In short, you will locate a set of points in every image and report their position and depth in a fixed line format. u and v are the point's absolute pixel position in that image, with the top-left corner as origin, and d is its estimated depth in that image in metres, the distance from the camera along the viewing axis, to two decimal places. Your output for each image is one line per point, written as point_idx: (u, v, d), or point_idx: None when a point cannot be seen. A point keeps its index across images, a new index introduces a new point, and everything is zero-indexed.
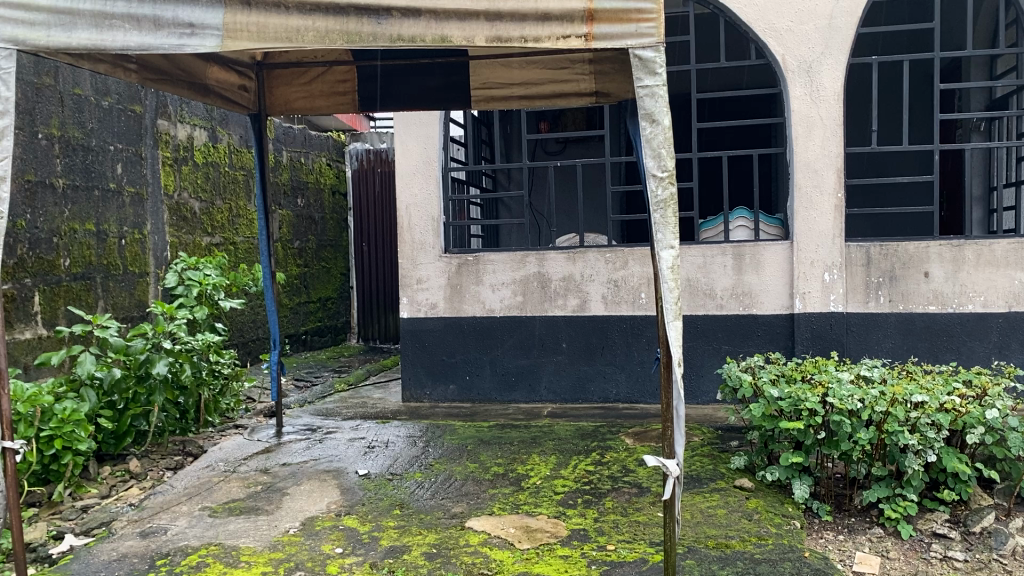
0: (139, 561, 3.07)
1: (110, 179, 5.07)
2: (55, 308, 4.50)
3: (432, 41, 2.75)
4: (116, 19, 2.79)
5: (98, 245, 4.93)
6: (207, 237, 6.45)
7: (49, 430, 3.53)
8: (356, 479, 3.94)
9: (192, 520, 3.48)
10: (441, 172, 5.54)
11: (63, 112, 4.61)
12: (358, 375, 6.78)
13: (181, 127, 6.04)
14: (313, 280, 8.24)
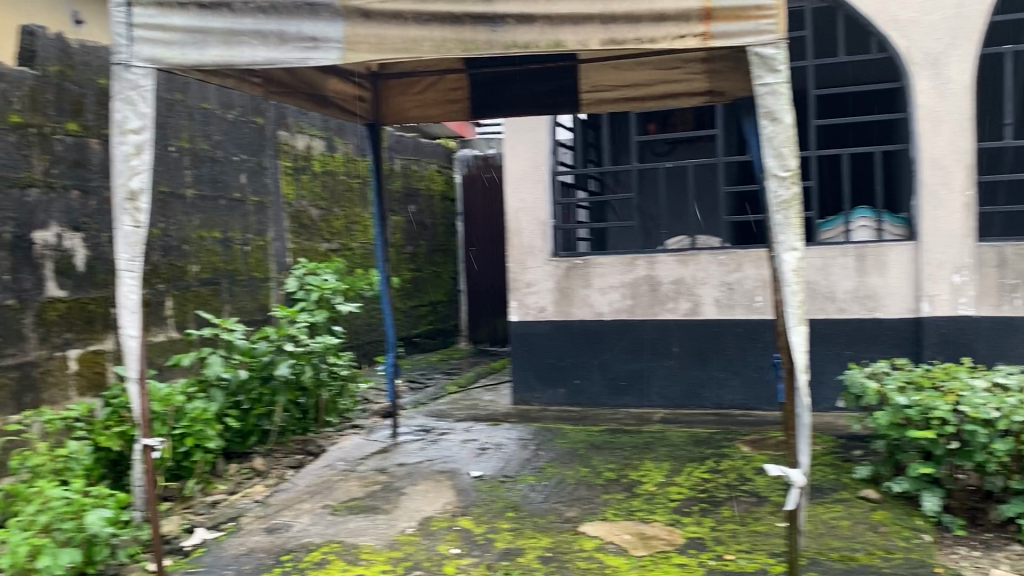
0: (266, 556, 3.20)
1: (235, 188, 5.31)
2: (186, 312, 4.74)
3: (546, 46, 2.77)
4: (245, 35, 2.95)
5: (225, 252, 5.16)
6: (325, 243, 6.66)
7: (182, 428, 3.72)
8: (470, 480, 4.00)
9: (314, 518, 3.60)
10: (551, 176, 5.55)
11: (193, 126, 4.86)
12: (468, 377, 6.87)
13: (300, 138, 6.26)
14: (425, 283, 8.38)
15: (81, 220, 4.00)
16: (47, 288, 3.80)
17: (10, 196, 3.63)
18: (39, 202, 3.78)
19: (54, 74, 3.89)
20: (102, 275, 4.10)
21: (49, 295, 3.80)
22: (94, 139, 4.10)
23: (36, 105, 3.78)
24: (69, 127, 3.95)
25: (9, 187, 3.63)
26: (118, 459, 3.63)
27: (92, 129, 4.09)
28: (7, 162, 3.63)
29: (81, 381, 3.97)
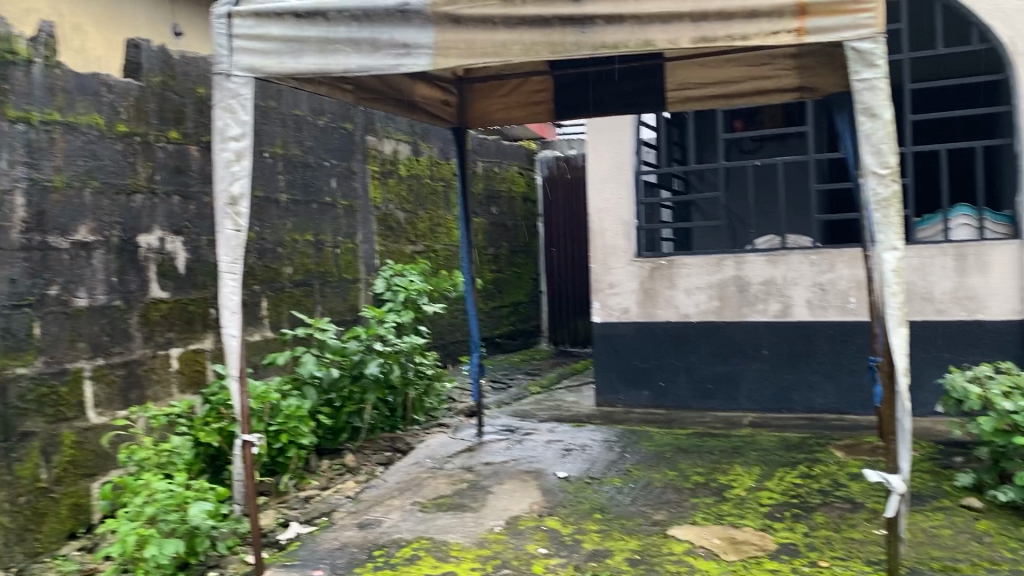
0: (358, 551, 3.28)
1: (326, 193, 5.44)
2: (280, 312, 4.89)
3: (635, 46, 2.76)
4: (339, 44, 3.04)
5: (316, 254, 5.30)
6: (411, 245, 6.77)
7: (277, 425, 3.85)
8: (556, 481, 4.00)
9: (404, 514, 3.67)
10: (634, 176, 5.52)
11: (286, 133, 5.01)
12: (552, 378, 6.87)
13: (387, 142, 6.39)
14: (507, 284, 8.42)
15: (182, 225, 4.16)
16: (152, 289, 3.97)
17: (118, 201, 3.81)
18: (144, 206, 3.95)
19: (157, 84, 4.07)
20: (201, 277, 4.27)
21: (153, 296, 3.98)
22: (194, 146, 4.27)
23: (140, 115, 3.96)
24: (170, 135, 4.12)
25: (116, 193, 3.80)
26: (216, 454, 3.77)
27: (191, 137, 4.25)
28: (115, 169, 3.81)
29: (182, 379, 4.14)
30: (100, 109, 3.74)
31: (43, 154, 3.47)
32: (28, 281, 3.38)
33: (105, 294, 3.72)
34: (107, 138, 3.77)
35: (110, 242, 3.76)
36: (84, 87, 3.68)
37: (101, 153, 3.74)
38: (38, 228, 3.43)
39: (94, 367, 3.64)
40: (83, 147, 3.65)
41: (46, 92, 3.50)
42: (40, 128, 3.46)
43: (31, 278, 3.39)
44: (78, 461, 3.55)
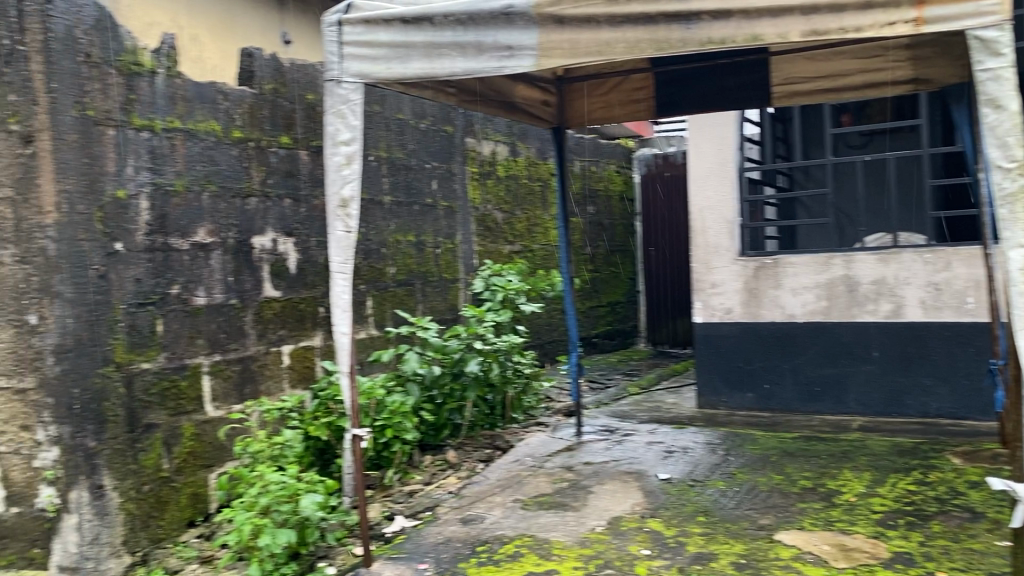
0: (462, 546, 3.33)
1: (427, 195, 5.55)
2: (384, 311, 5.02)
3: (743, 41, 2.71)
4: (444, 48, 3.10)
5: (418, 255, 5.40)
6: (509, 245, 6.82)
7: (383, 420, 3.95)
8: (658, 483, 3.96)
9: (505, 512, 3.70)
10: (737, 173, 5.42)
11: (389, 136, 5.13)
12: (650, 379, 6.81)
13: (486, 144, 6.46)
14: (604, 284, 8.40)
15: (293, 226, 4.32)
16: (265, 288, 4.13)
17: (233, 204, 3.98)
18: (257, 209, 4.11)
19: (269, 91, 4.24)
20: (310, 277, 4.42)
21: (266, 295, 4.13)
22: (304, 150, 4.42)
23: (254, 121, 4.13)
24: (282, 140, 4.28)
25: (232, 197, 3.97)
26: (325, 448, 3.90)
27: (301, 141, 4.41)
28: (230, 173, 3.97)
29: (293, 374, 4.30)
30: (217, 116, 3.92)
31: (165, 160, 3.65)
32: (152, 280, 3.56)
33: (222, 293, 3.90)
34: (224, 144, 3.94)
35: (227, 244, 3.93)
36: (203, 95, 3.86)
37: (218, 158, 3.91)
38: (162, 231, 3.61)
39: (211, 362, 3.82)
40: (202, 153, 3.83)
41: (167, 101, 3.68)
42: (162, 136, 3.64)
43: (154, 278, 3.57)
44: (197, 452, 3.73)
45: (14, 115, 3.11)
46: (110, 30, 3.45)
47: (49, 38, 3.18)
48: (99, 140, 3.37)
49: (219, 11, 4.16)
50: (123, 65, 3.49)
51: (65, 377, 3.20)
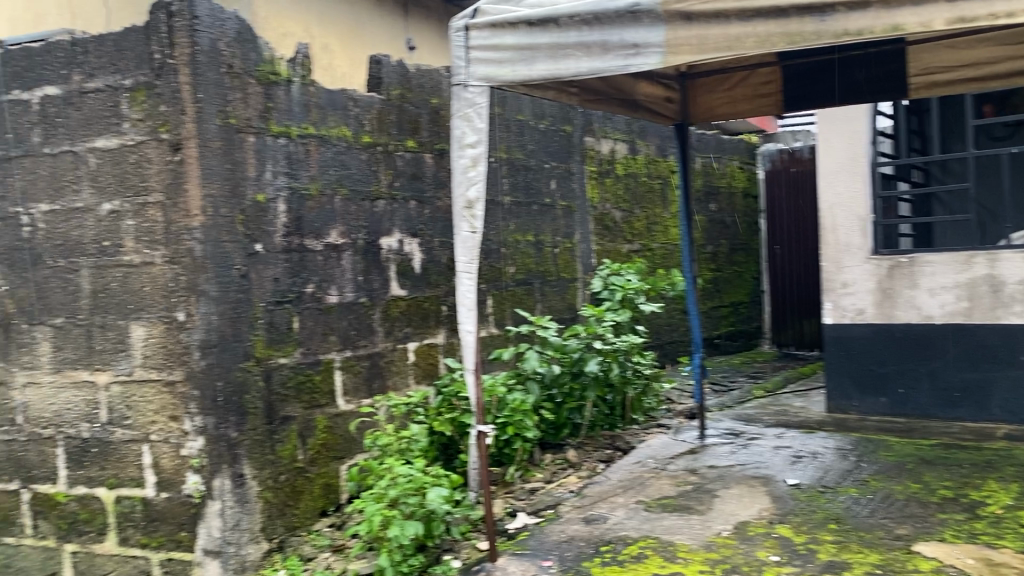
0: (585, 545, 3.35)
1: (546, 195, 5.57)
2: (504, 310, 5.09)
3: (882, 31, 2.63)
4: (570, 48, 3.11)
5: (537, 254, 5.44)
6: (628, 244, 6.77)
7: (504, 417, 4.01)
8: (786, 489, 3.85)
9: (629, 512, 3.68)
10: (870, 168, 5.21)
11: (509, 138, 5.20)
12: (775, 382, 6.62)
13: (605, 142, 6.44)
14: (726, 284, 8.22)
15: (418, 227, 4.43)
16: (392, 287, 4.25)
17: (363, 207, 4.12)
18: (385, 211, 4.24)
19: (396, 96, 4.36)
20: (434, 277, 4.52)
21: (392, 294, 4.26)
22: (428, 153, 4.53)
23: (382, 126, 4.26)
24: (408, 144, 4.40)
25: (362, 199, 4.11)
26: (448, 443, 4.00)
27: (426, 145, 4.51)
28: (360, 177, 4.11)
29: (418, 371, 4.41)
30: (348, 122, 4.06)
31: (301, 165, 3.81)
32: (288, 279, 3.73)
33: (353, 292, 4.04)
34: (354, 149, 4.09)
35: (357, 244, 4.07)
36: (335, 102, 4.01)
37: (349, 162, 4.06)
38: (297, 232, 3.78)
39: (343, 358, 3.97)
40: (334, 158, 3.98)
41: (302, 108, 3.85)
42: (298, 142, 3.80)
43: (291, 277, 3.74)
44: (329, 444, 3.88)
45: (165, 124, 3.44)
46: (250, 42, 3.63)
47: (196, 51, 3.39)
48: (240, 146, 3.55)
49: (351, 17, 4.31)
50: (261, 75, 3.67)
51: (210, 370, 3.42)
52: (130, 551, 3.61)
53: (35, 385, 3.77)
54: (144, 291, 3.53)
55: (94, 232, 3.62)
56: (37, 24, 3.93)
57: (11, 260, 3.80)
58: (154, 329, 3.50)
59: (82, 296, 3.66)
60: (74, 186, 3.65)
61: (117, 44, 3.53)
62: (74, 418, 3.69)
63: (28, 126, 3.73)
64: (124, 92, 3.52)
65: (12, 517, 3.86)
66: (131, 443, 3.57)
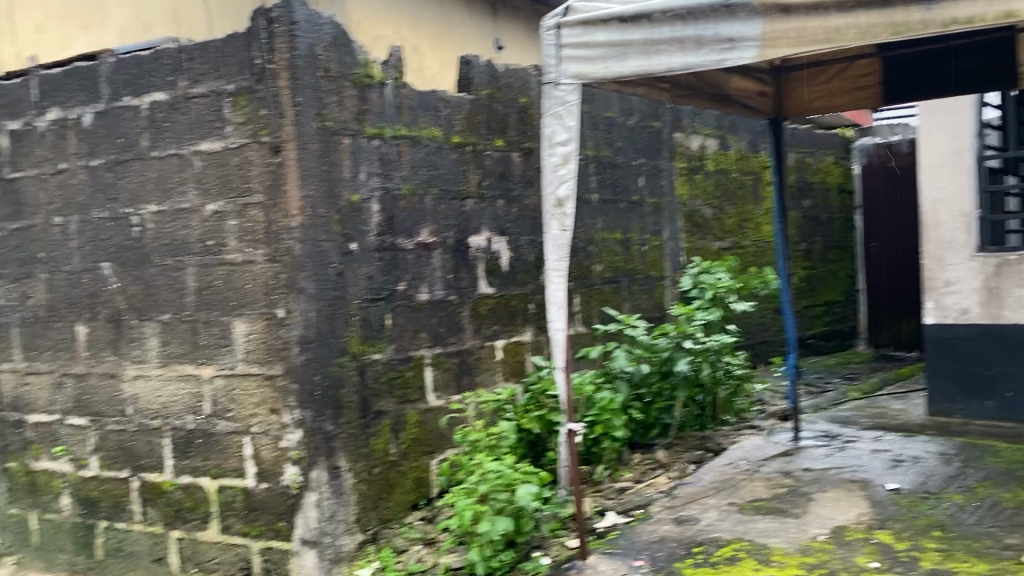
0: (677, 546, 3.33)
1: (634, 192, 5.54)
2: (591, 308, 5.08)
3: (994, 18, 2.58)
4: (663, 44, 3.09)
5: (625, 252, 5.41)
6: (718, 242, 6.66)
7: (592, 416, 4.03)
8: (886, 493, 3.73)
9: (722, 514, 3.64)
10: (975, 162, 4.99)
11: (597, 135, 5.19)
12: (873, 384, 6.39)
13: (694, 138, 6.34)
14: (820, 282, 7.99)
15: (506, 226, 4.46)
16: (480, 285, 4.30)
17: (453, 206, 4.17)
18: (474, 210, 4.29)
19: (485, 96, 4.40)
20: (522, 275, 4.55)
21: (481, 292, 4.30)
22: (517, 152, 4.56)
23: (471, 126, 4.31)
24: (497, 143, 4.43)
25: (452, 199, 4.17)
26: (537, 441, 4.02)
27: (515, 144, 4.54)
28: (450, 177, 4.17)
29: (506, 368, 4.45)
30: (438, 123, 4.12)
31: (393, 166, 3.89)
32: (382, 277, 3.81)
33: (443, 290, 4.10)
34: (444, 149, 4.14)
35: (447, 243, 4.13)
36: (426, 103, 4.08)
37: (439, 162, 4.12)
38: (390, 231, 3.85)
39: (433, 355, 4.03)
40: (425, 158, 4.04)
41: (395, 110, 3.93)
42: (391, 143, 3.88)
43: (384, 275, 3.82)
44: (420, 439, 3.94)
45: (266, 127, 3.56)
46: (346, 46, 3.73)
47: (294, 56, 3.50)
48: (337, 148, 3.64)
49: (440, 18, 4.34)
50: (356, 78, 3.75)
51: (308, 365, 3.52)
52: (231, 538, 3.75)
53: (144, 378, 3.96)
54: (246, 288, 3.66)
55: (198, 232, 3.77)
56: (145, 32, 3.93)
57: (123, 258, 4.00)
58: (255, 325, 3.63)
59: (188, 293, 3.82)
60: (181, 188, 3.81)
61: (220, 51, 3.67)
62: (180, 410, 3.86)
63: (138, 130, 3.91)
64: (227, 97, 3.66)
65: (122, 503, 4.07)
66: (233, 435, 3.71)
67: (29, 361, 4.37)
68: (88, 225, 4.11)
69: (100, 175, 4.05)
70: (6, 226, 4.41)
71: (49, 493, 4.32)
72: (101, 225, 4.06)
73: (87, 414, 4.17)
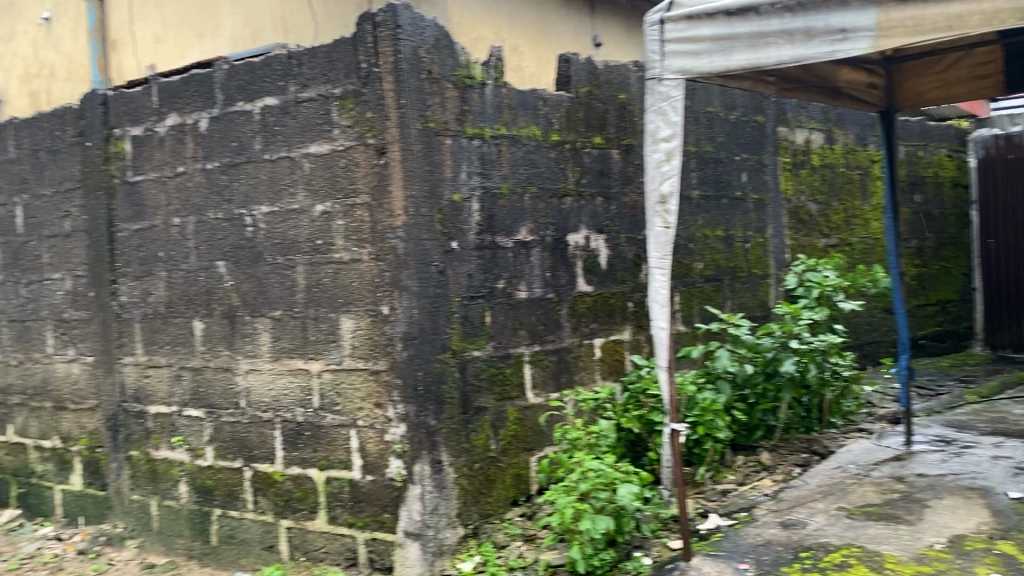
0: (784, 550, 3.25)
1: (737, 187, 5.43)
2: (692, 306, 5.00)
3: None
4: (771, 36, 3.06)
5: (727, 250, 5.31)
6: (824, 238, 6.45)
7: (694, 416, 3.98)
8: (1007, 502, 3.56)
9: (830, 519, 3.53)
10: None
11: (698, 131, 5.12)
12: (991, 387, 6.09)
13: (800, 132, 6.16)
14: (934, 281, 7.65)
15: (605, 223, 4.44)
16: (579, 283, 4.29)
17: (551, 204, 4.19)
18: (573, 208, 4.29)
19: (584, 94, 4.39)
20: (621, 273, 4.52)
21: (579, 290, 4.29)
22: (616, 149, 4.53)
23: (570, 124, 4.30)
24: (596, 141, 4.42)
25: (551, 196, 4.18)
26: (636, 440, 3.99)
27: (614, 141, 4.52)
28: (549, 175, 4.18)
29: (604, 367, 4.43)
30: (538, 122, 4.14)
31: (493, 165, 3.93)
32: (481, 276, 3.86)
33: (541, 288, 4.11)
34: (543, 147, 4.16)
35: (545, 241, 4.14)
36: (525, 102, 4.10)
37: (538, 161, 4.13)
38: (489, 230, 3.89)
39: (532, 352, 4.05)
40: (524, 157, 4.07)
41: (496, 109, 3.96)
42: (491, 142, 3.92)
43: (484, 273, 3.87)
44: (520, 436, 3.97)
45: (371, 129, 3.66)
46: (448, 48, 3.77)
47: (399, 59, 3.58)
48: (439, 149, 3.70)
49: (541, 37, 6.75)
50: (458, 79, 3.80)
51: (411, 361, 3.60)
52: (338, 529, 3.86)
53: (257, 371, 4.12)
54: (353, 286, 3.76)
55: (308, 231, 3.90)
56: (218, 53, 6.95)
57: (237, 257, 4.17)
58: (361, 322, 3.74)
59: (298, 291, 3.95)
60: (291, 189, 3.95)
61: (328, 56, 3.79)
62: (291, 403, 4.00)
63: (251, 134, 4.07)
64: (334, 100, 3.77)
65: (235, 492, 4.24)
66: (340, 428, 3.83)
67: (150, 355, 4.60)
68: (205, 226, 4.30)
69: (216, 178, 4.23)
70: (129, 226, 4.66)
71: (168, 480, 4.54)
72: (217, 225, 4.24)
73: (203, 406, 4.36)
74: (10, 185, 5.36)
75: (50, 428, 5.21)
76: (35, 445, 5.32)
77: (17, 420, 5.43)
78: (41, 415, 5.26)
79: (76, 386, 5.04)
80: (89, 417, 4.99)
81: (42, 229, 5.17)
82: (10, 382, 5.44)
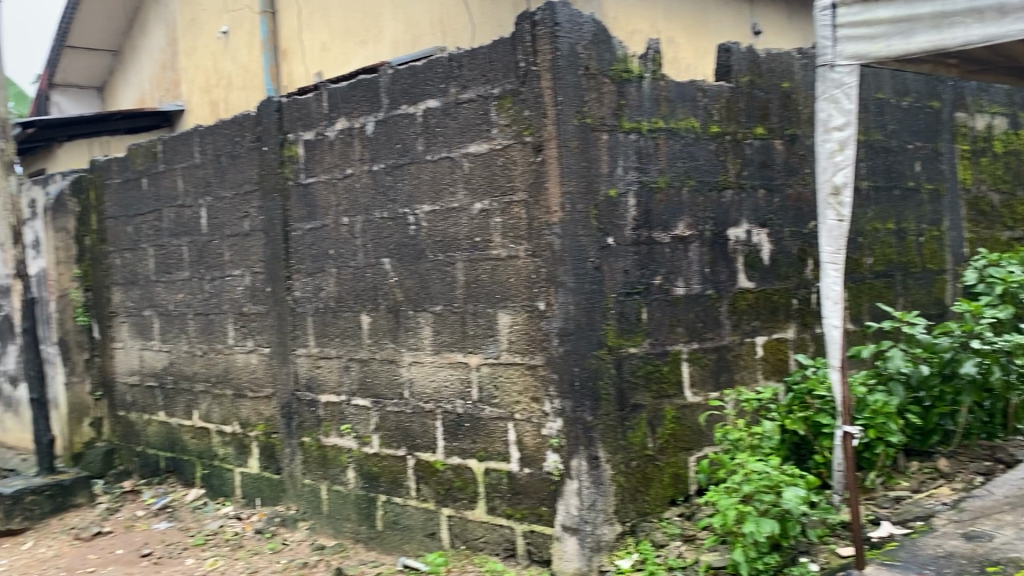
0: (969, 564, 3.06)
1: (910, 177, 5.12)
2: (860, 304, 4.77)
3: None
4: (958, 15, 2.95)
5: (899, 243, 5.02)
6: (1009, 231, 5.98)
7: (864, 419, 3.79)
8: None
9: (1020, 533, 3.29)
10: None
11: (867, 119, 4.88)
12: None
13: (981, 117, 5.72)
14: None
15: (767, 217, 4.31)
16: (739, 279, 4.18)
17: (711, 198, 4.10)
18: (733, 202, 4.18)
19: (745, 84, 4.26)
20: (784, 269, 4.37)
21: (740, 286, 4.18)
22: (779, 140, 4.38)
23: (731, 115, 4.20)
24: (758, 131, 4.29)
25: (710, 190, 4.09)
26: (801, 443, 3.85)
27: (777, 131, 4.37)
28: (709, 168, 4.10)
29: (767, 366, 4.29)
30: (697, 113, 4.06)
31: (651, 159, 3.88)
32: (638, 272, 3.82)
33: (700, 284, 4.04)
34: (703, 140, 4.07)
35: (704, 236, 4.06)
36: (684, 94, 4.03)
37: (697, 154, 4.06)
38: (646, 226, 3.85)
39: (690, 350, 3.98)
40: (682, 150, 4.00)
41: (653, 102, 3.90)
42: (648, 136, 3.87)
43: (640, 269, 3.84)
44: (679, 435, 3.91)
45: (529, 128, 3.72)
46: (605, 43, 3.76)
47: (557, 56, 3.60)
48: (596, 144, 3.69)
49: (699, 26, 6.62)
50: (615, 73, 3.78)
51: (568, 357, 3.63)
52: (497, 519, 3.95)
53: (420, 364, 4.26)
54: (510, 282, 3.84)
55: (467, 229, 4.00)
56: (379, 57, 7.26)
57: (401, 255, 4.33)
58: (519, 317, 3.81)
59: (458, 286, 4.06)
60: (452, 188, 4.06)
61: (487, 56, 3.86)
62: (451, 395, 4.11)
63: (414, 136, 4.22)
64: (493, 100, 3.85)
65: (399, 479, 4.41)
66: (498, 420, 3.90)
67: (321, 347, 4.86)
68: (371, 225, 4.48)
69: (382, 178, 4.41)
70: (303, 226, 4.92)
71: (337, 466, 4.78)
72: (383, 224, 4.42)
73: (370, 396, 4.56)
74: (195, 188, 5.77)
75: (231, 414, 5.60)
76: (217, 429, 5.73)
77: (201, 405, 5.86)
78: (222, 402, 5.65)
79: (254, 375, 5.39)
80: (266, 405, 5.32)
81: (224, 228, 5.55)
82: (195, 370, 5.88)
